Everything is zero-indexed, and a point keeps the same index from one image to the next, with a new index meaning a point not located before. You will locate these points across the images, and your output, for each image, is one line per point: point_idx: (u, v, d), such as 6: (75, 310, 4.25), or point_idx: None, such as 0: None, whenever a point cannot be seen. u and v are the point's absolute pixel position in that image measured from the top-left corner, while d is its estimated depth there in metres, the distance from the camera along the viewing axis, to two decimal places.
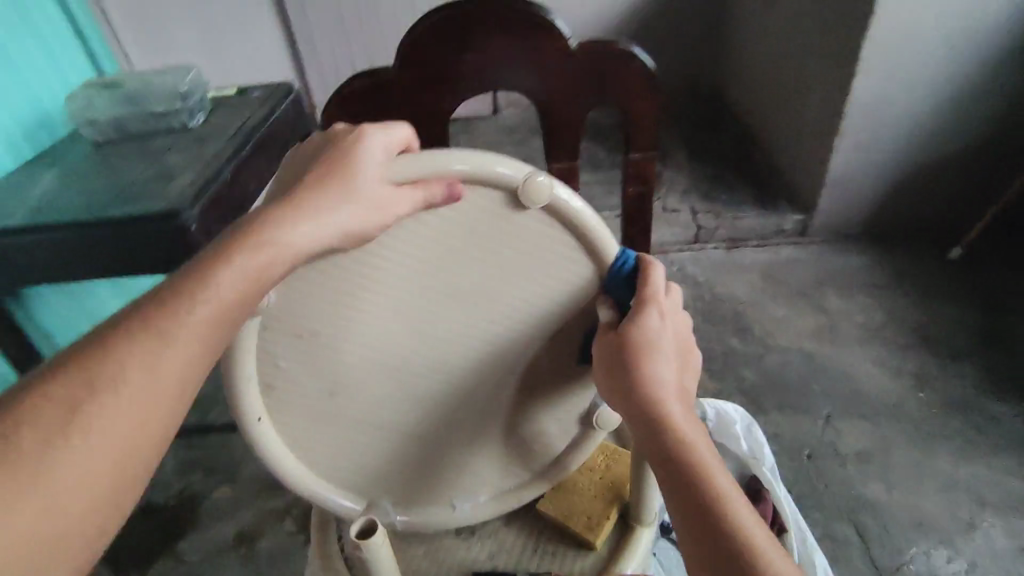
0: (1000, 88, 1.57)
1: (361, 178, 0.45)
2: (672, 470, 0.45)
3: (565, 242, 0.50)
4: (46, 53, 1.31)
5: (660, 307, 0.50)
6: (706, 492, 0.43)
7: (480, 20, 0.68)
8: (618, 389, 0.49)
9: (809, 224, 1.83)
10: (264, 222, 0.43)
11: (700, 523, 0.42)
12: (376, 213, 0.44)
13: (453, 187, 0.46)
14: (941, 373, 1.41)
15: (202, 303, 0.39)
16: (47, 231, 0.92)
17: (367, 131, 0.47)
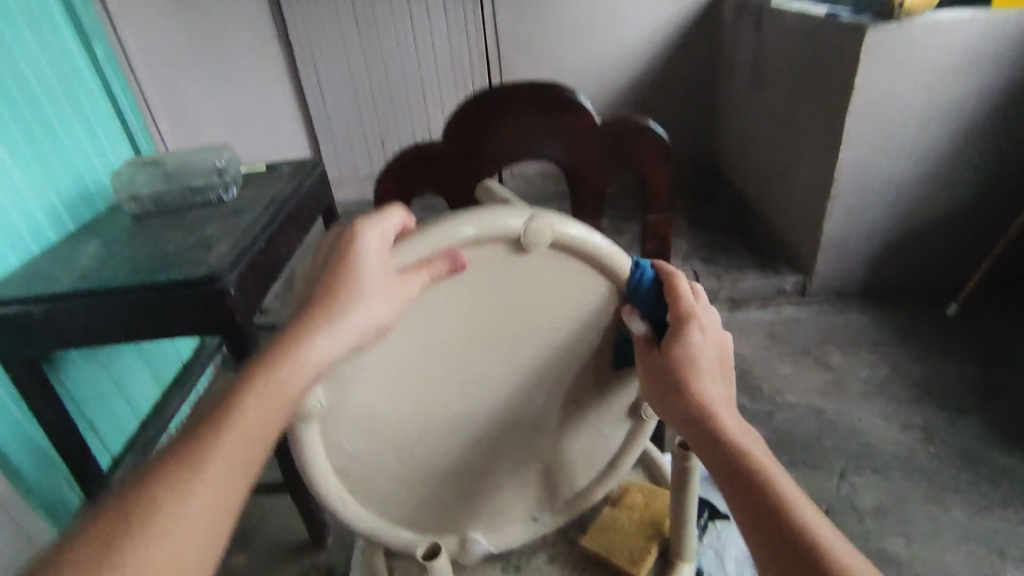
0: (977, 156, 1.68)
1: (368, 279, 0.50)
2: (724, 466, 0.47)
3: (574, 268, 0.57)
4: (94, 135, 1.41)
5: (699, 318, 0.55)
6: (755, 472, 0.45)
7: (516, 101, 0.78)
8: (664, 394, 0.54)
9: (808, 284, 1.90)
10: (288, 341, 0.49)
11: (750, 500, 0.44)
12: (392, 305, 0.50)
13: (455, 259, 0.52)
14: (948, 427, 1.43)
15: (256, 408, 0.46)
16: (92, 296, 0.97)
17: (362, 233, 0.52)
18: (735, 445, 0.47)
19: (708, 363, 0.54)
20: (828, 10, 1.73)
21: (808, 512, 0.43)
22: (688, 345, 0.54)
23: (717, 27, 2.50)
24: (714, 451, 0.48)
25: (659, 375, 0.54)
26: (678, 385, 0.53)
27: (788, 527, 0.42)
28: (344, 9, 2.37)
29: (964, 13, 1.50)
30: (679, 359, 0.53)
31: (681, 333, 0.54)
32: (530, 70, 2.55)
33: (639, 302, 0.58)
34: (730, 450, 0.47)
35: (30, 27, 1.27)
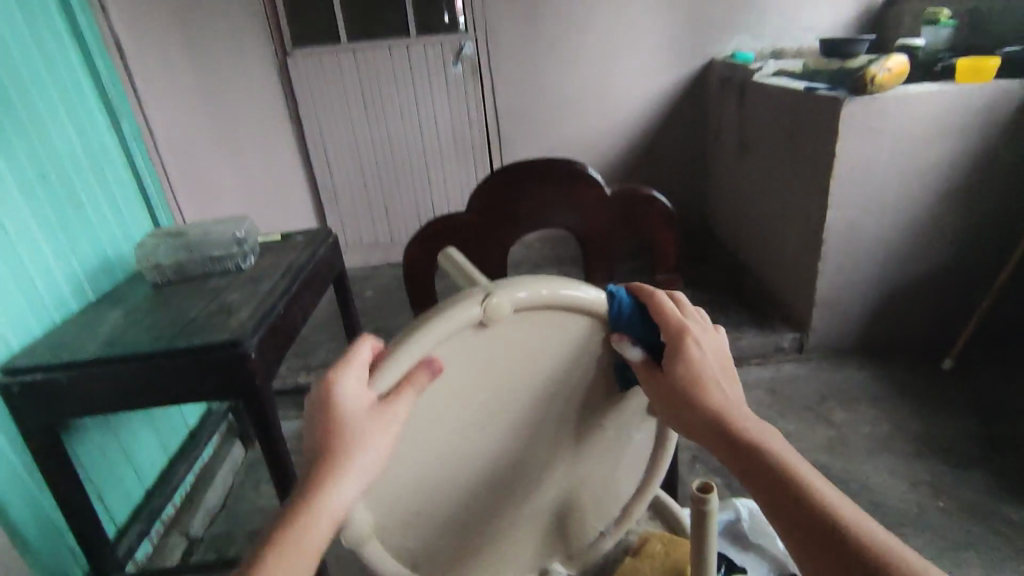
0: (956, 217, 1.77)
1: (354, 421, 0.46)
2: (758, 473, 0.50)
3: (559, 312, 0.55)
4: (118, 209, 1.47)
5: (692, 328, 0.57)
6: (781, 472, 0.49)
7: (534, 176, 0.85)
8: (678, 411, 0.55)
9: (805, 341, 1.94)
10: (312, 489, 0.47)
11: (784, 501, 0.48)
12: (383, 434, 0.46)
13: (433, 367, 0.48)
14: (954, 481, 1.44)
15: (303, 553, 0.47)
16: (115, 362, 1.00)
17: (335, 379, 0.48)
18: (758, 449, 0.51)
19: (713, 370, 0.56)
20: (805, 85, 1.87)
21: (836, 501, 0.48)
22: (692, 357, 0.55)
23: (702, 100, 2.67)
24: (740, 459, 0.51)
25: (669, 394, 0.55)
26: (692, 400, 0.55)
27: (822, 520, 0.46)
28: (352, 88, 2.53)
29: (931, 87, 1.63)
30: (688, 375, 0.55)
31: (682, 348, 0.56)
32: (527, 142, 2.69)
33: (627, 329, 0.57)
34: (755, 455, 0.50)
35: (67, 110, 1.35)
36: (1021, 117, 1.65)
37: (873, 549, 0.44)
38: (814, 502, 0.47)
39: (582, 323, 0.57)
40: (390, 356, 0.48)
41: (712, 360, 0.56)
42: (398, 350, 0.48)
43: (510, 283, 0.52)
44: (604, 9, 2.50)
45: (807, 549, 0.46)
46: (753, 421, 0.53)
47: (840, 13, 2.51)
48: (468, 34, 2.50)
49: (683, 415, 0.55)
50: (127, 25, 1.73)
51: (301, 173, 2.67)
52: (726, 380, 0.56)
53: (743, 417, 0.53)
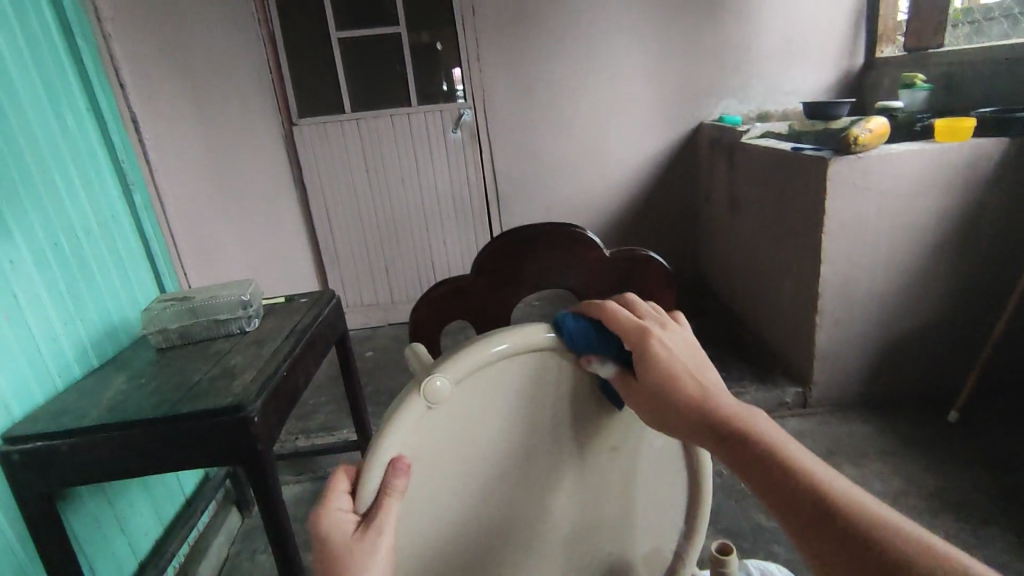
0: (948, 271, 1.81)
1: (349, 541, 0.48)
2: (741, 456, 0.49)
3: (506, 362, 0.58)
4: (125, 275, 1.50)
5: (653, 327, 0.58)
6: (763, 449, 0.48)
7: (536, 238, 0.89)
8: (659, 412, 0.55)
9: (808, 396, 1.93)
10: None
11: (765, 478, 0.46)
12: (381, 542, 0.48)
13: (401, 465, 0.51)
14: (971, 538, 1.40)
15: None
16: (118, 428, 0.99)
17: (321, 516, 0.49)
18: (737, 433, 0.50)
19: (681, 362, 0.56)
20: (792, 146, 1.95)
21: (820, 471, 0.46)
22: (657, 353, 0.56)
23: (693, 162, 2.76)
24: (721, 444, 0.50)
25: (647, 397, 0.56)
26: (667, 398, 0.54)
27: (807, 489, 0.44)
28: (355, 155, 2.61)
29: (912, 146, 1.69)
30: (657, 372, 0.55)
31: (645, 347, 0.56)
32: (525, 203, 2.77)
33: (595, 348, 0.60)
34: (735, 439, 0.49)
35: (82, 182, 1.40)
36: (1001, 173, 1.71)
37: (859, 520, 0.42)
38: (798, 475, 0.45)
39: (530, 363, 0.60)
40: (364, 477, 0.50)
41: (679, 353, 0.57)
42: (367, 468, 0.51)
43: (446, 361, 0.55)
44: (596, 78, 2.63)
45: (800, 524, 0.44)
46: (731, 405, 0.52)
47: (820, 79, 2.64)
48: (467, 102, 2.61)
49: (664, 416, 0.55)
50: (142, 99, 1.81)
51: (304, 237, 2.72)
52: (699, 369, 0.56)
53: (719, 403, 0.52)
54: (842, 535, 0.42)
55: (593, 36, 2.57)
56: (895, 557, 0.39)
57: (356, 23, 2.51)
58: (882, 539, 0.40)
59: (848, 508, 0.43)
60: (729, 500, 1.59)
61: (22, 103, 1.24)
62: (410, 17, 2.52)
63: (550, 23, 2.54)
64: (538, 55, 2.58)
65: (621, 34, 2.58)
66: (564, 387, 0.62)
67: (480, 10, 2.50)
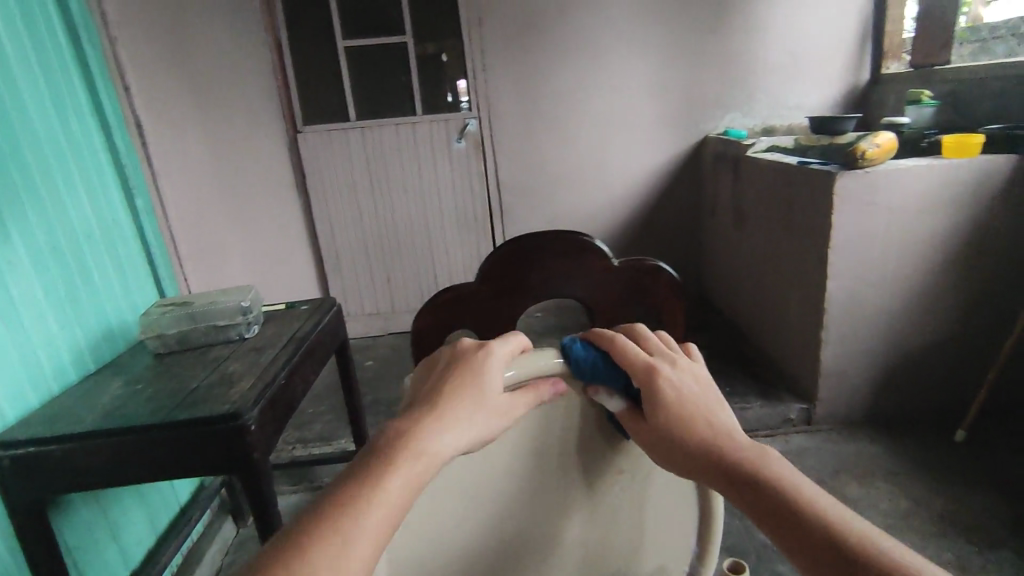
0: (956, 288, 1.79)
1: (489, 387, 0.52)
2: (759, 499, 0.47)
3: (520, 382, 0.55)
4: (125, 278, 1.49)
5: (663, 365, 0.55)
6: (783, 492, 0.46)
7: (542, 247, 0.87)
8: (669, 455, 0.52)
9: (813, 413, 1.90)
10: (410, 439, 0.48)
11: (788, 524, 0.44)
12: (499, 422, 0.52)
13: (556, 385, 0.56)
14: (981, 562, 1.37)
15: (381, 504, 0.45)
16: (113, 434, 0.97)
17: (489, 347, 0.55)
18: (754, 475, 0.48)
19: (692, 405, 0.53)
20: (799, 160, 1.94)
21: (842, 514, 0.44)
22: (667, 393, 0.53)
23: (698, 175, 2.75)
24: (738, 489, 0.48)
25: (657, 440, 0.53)
26: (679, 442, 0.52)
27: (837, 543, 0.42)
28: (360, 163, 2.61)
29: (921, 162, 1.68)
30: (669, 411, 0.53)
31: (654, 387, 0.54)
32: (528, 214, 2.76)
33: (603, 380, 0.56)
34: (753, 483, 0.47)
35: (84, 185, 1.39)
36: (1009, 190, 1.69)
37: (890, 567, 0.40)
38: (825, 525, 0.44)
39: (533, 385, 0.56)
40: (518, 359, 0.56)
41: (691, 392, 0.54)
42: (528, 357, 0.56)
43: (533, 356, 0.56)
44: (601, 89, 2.63)
45: None
46: (747, 448, 0.50)
47: (826, 94, 2.64)
48: (472, 112, 2.60)
49: (677, 461, 0.52)
50: (147, 105, 1.80)
51: (307, 244, 2.71)
52: (712, 411, 0.53)
53: (734, 443, 0.51)
54: None
55: (599, 48, 2.58)
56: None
57: (363, 33, 2.52)
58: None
59: (878, 555, 0.41)
60: (733, 519, 1.56)
61: (28, 107, 1.24)
62: (416, 28, 2.53)
63: (556, 35, 2.54)
64: (543, 67, 2.58)
65: (627, 47, 2.58)
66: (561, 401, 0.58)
67: (486, 21, 2.51)
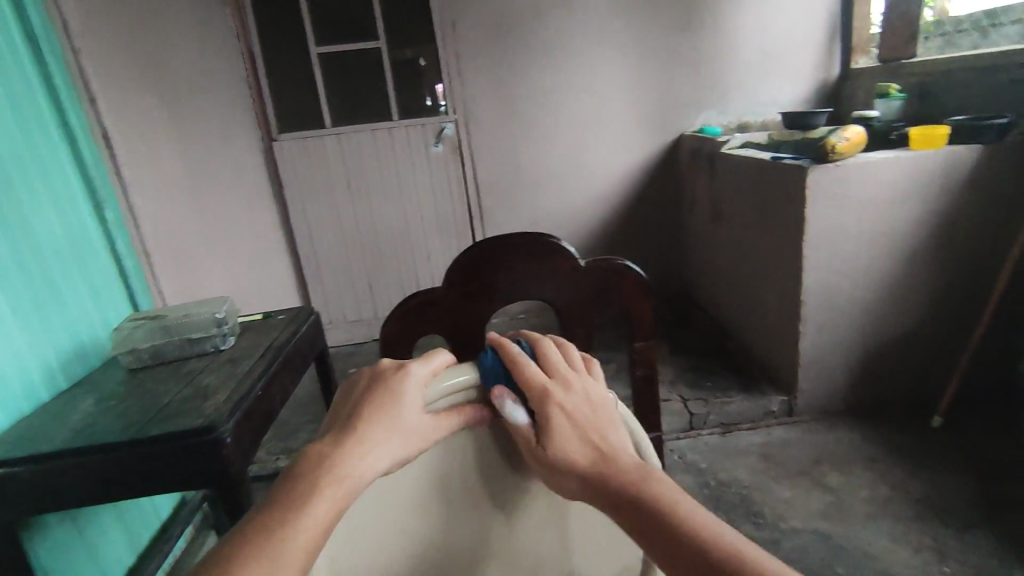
0: (928, 277, 1.82)
1: (408, 409, 0.54)
2: (642, 524, 0.48)
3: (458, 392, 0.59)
4: (98, 293, 1.47)
5: (554, 386, 0.55)
6: (661, 515, 0.47)
7: (509, 250, 0.87)
8: (560, 477, 0.53)
9: (793, 404, 1.93)
10: (331, 466, 0.49)
11: (665, 546, 0.46)
12: (418, 443, 0.54)
13: (480, 410, 0.59)
14: (958, 544, 1.40)
15: (305, 528, 0.45)
16: (82, 453, 0.95)
17: (409, 368, 0.56)
18: (638, 499, 0.49)
19: (582, 428, 0.54)
20: (772, 155, 1.96)
21: (717, 530, 0.46)
22: (558, 416, 0.54)
23: (676, 172, 2.77)
24: (622, 513, 0.49)
25: (548, 463, 0.54)
26: (568, 465, 0.52)
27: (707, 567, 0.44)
28: (337, 171, 2.60)
29: (889, 154, 1.71)
30: (558, 433, 0.53)
31: (547, 410, 0.54)
32: (508, 216, 2.76)
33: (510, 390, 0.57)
34: (635, 507, 0.48)
35: (51, 201, 1.37)
36: (976, 179, 1.73)
37: None
38: (693, 544, 0.45)
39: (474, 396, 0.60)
40: (450, 376, 0.58)
41: (582, 413, 0.54)
42: (461, 372, 0.59)
43: (469, 366, 0.60)
44: (576, 90, 2.64)
45: None
46: (631, 468, 0.51)
47: (798, 90, 2.68)
48: (449, 116, 2.60)
49: (562, 482, 0.53)
50: (115, 115, 1.77)
51: (286, 253, 2.69)
52: (601, 430, 0.54)
53: (620, 464, 0.51)
54: None
55: (573, 49, 2.59)
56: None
57: (336, 39, 2.51)
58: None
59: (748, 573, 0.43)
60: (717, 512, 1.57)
61: None
62: (390, 33, 2.52)
63: (530, 36, 2.55)
64: (519, 69, 2.58)
65: (601, 47, 2.60)
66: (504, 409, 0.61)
67: (460, 24, 2.50)
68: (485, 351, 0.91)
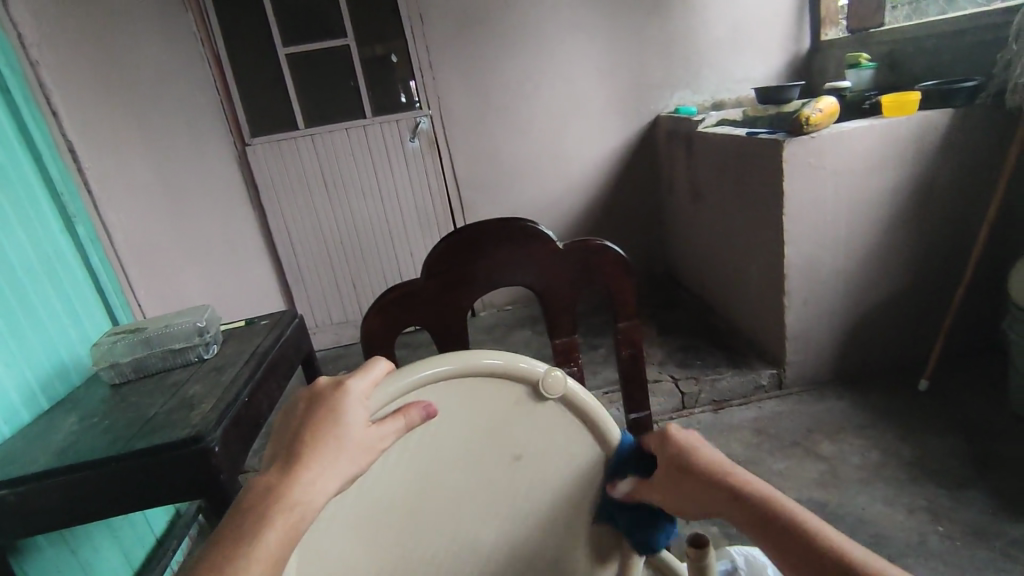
0: (906, 243, 1.84)
1: (352, 427, 0.50)
2: (769, 527, 0.49)
3: (417, 388, 0.57)
4: (73, 310, 1.44)
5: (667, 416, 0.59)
6: (784, 518, 0.48)
7: (488, 236, 0.86)
8: (683, 487, 0.55)
9: (783, 376, 1.94)
10: (284, 493, 0.45)
11: (796, 547, 0.47)
12: (369, 455, 0.51)
13: (427, 407, 0.56)
14: (950, 503, 1.42)
15: (256, 563, 0.42)
16: (65, 472, 0.93)
17: (348, 384, 0.52)
18: (761, 505, 0.50)
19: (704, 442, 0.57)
20: (747, 132, 1.96)
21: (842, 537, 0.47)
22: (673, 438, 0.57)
23: (654, 154, 2.78)
24: (743, 517, 0.50)
25: (668, 477, 0.56)
26: (687, 477, 0.55)
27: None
28: (313, 173, 2.57)
29: (862, 123, 1.72)
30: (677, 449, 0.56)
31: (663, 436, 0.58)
32: (489, 207, 2.74)
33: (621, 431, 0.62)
34: (758, 511, 0.50)
35: (17, 216, 1.33)
36: (949, 142, 1.74)
37: None
38: (821, 547, 0.46)
39: (438, 391, 0.58)
40: (397, 379, 0.56)
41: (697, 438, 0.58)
42: (411, 372, 0.57)
43: (426, 363, 0.58)
44: (551, 77, 2.62)
45: None
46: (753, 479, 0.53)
47: (770, 65, 2.69)
48: (423, 110, 2.57)
49: (684, 493, 0.55)
50: (80, 129, 1.73)
51: (266, 257, 2.65)
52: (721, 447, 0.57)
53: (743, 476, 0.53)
54: None
55: (545, 36, 2.57)
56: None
57: (303, 38, 2.47)
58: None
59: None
60: None
61: None
62: (358, 30, 2.49)
63: (501, 26, 2.53)
64: (492, 59, 2.56)
65: (572, 34, 2.58)
66: (471, 405, 0.60)
67: (428, 16, 2.48)
68: (467, 341, 0.90)
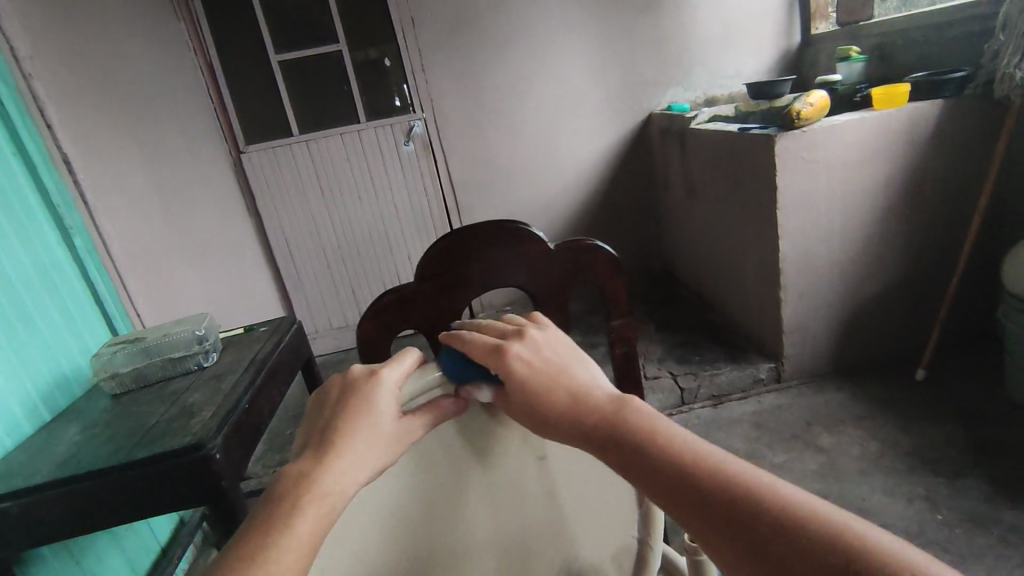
0: (900, 234, 1.85)
1: (384, 417, 0.50)
2: (630, 460, 0.43)
3: (446, 384, 0.56)
4: (72, 321, 1.45)
5: (508, 336, 0.52)
6: (643, 449, 0.42)
7: (482, 236, 0.87)
8: (542, 429, 0.48)
9: (782, 370, 1.95)
10: (312, 482, 0.45)
11: (657, 478, 0.41)
12: (397, 447, 0.50)
13: (457, 402, 0.56)
14: (949, 492, 1.43)
15: (289, 554, 0.42)
16: (66, 483, 0.94)
17: (380, 374, 0.52)
18: (620, 440, 0.43)
19: (549, 370, 0.49)
20: (740, 127, 1.98)
21: (699, 451, 0.41)
22: (515, 367, 0.50)
23: (648, 152, 2.79)
24: (607, 454, 0.44)
25: (527, 422, 0.49)
26: (543, 419, 0.48)
27: (704, 501, 0.38)
28: (309, 179, 2.59)
29: (854, 116, 1.73)
30: (523, 390, 0.49)
31: (504, 365, 0.50)
32: (485, 208, 2.75)
33: (473, 376, 0.54)
34: (620, 447, 0.43)
35: (15, 231, 1.33)
36: (940, 133, 1.75)
37: (754, 507, 0.36)
38: (679, 470, 0.40)
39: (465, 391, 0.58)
40: (424, 374, 0.55)
41: (539, 356, 0.51)
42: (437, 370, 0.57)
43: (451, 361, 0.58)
44: (543, 77, 2.63)
45: (709, 530, 0.37)
46: (607, 406, 0.46)
47: (761, 60, 2.69)
48: (417, 114, 2.58)
49: (548, 435, 0.48)
50: (75, 140, 1.73)
51: (264, 263, 2.66)
52: (569, 369, 0.50)
53: (596, 404, 0.46)
54: (750, 530, 0.36)
55: (537, 37, 2.58)
56: (793, 551, 0.34)
57: (295, 45, 2.48)
58: (779, 529, 0.35)
59: (742, 490, 0.37)
60: None
61: None
62: (349, 35, 2.49)
63: (492, 27, 2.54)
64: (483, 60, 2.57)
65: (563, 33, 2.59)
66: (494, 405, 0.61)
67: (419, 19, 2.48)
68: None
